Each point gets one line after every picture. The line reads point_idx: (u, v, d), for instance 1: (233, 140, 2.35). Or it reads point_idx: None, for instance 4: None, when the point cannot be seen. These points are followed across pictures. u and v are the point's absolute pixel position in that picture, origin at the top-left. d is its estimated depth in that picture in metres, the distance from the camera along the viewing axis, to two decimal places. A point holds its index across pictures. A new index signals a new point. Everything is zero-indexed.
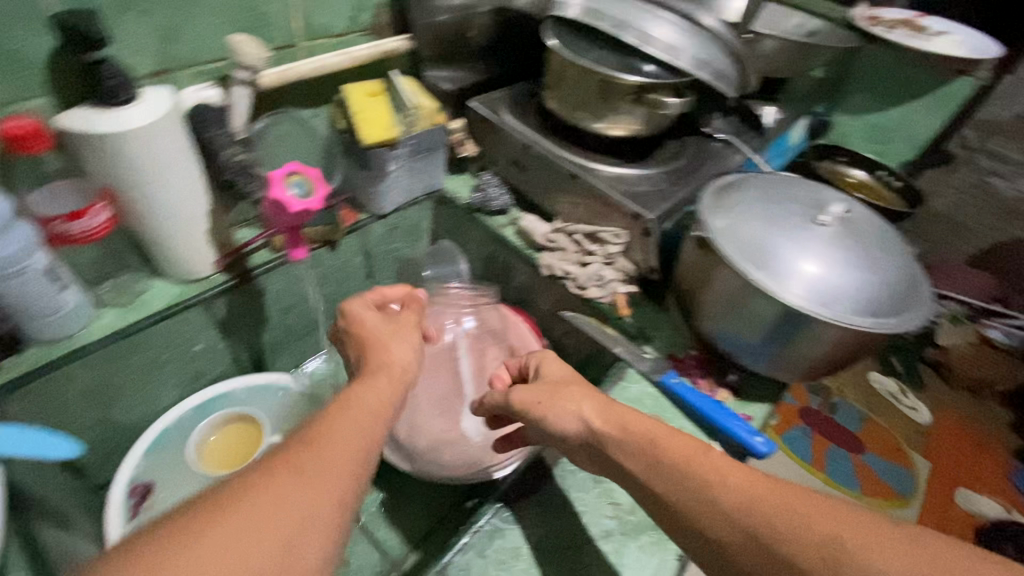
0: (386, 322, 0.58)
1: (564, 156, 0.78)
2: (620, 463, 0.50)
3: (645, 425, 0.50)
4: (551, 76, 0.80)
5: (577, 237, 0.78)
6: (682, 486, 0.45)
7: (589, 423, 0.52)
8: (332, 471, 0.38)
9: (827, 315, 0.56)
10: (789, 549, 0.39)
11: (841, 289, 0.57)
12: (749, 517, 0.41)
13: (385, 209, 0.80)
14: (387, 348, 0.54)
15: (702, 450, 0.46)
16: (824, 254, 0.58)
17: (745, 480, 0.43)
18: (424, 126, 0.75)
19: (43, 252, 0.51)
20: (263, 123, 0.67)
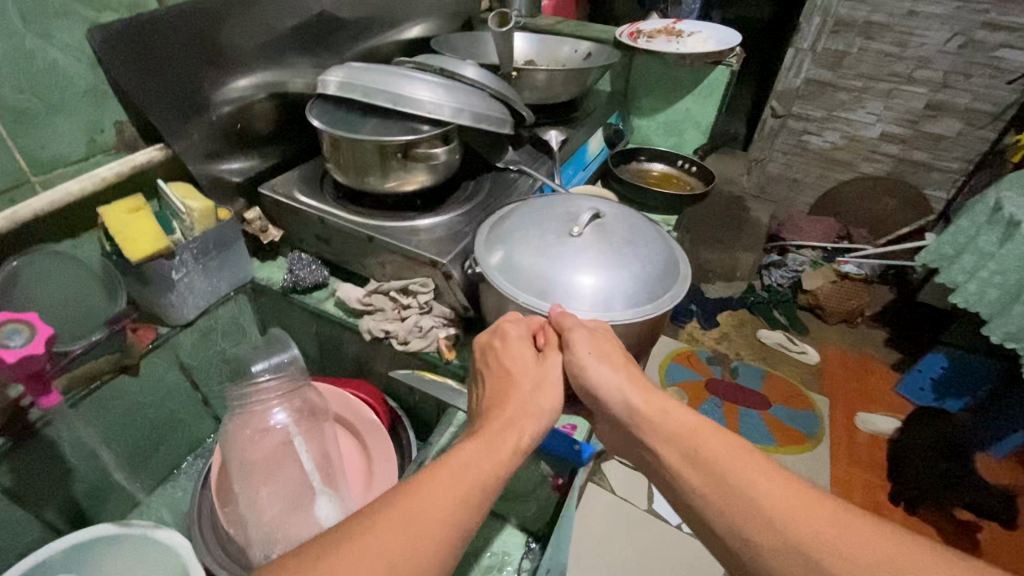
0: (533, 365, 0.59)
1: (359, 221, 0.79)
2: (654, 445, 0.52)
3: (692, 421, 0.52)
4: (326, 148, 0.81)
5: (392, 294, 0.79)
6: (724, 485, 0.46)
7: (636, 410, 0.55)
8: (442, 508, 0.42)
9: (596, 319, 0.60)
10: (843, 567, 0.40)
11: (603, 291, 0.61)
12: (800, 535, 0.42)
13: (186, 316, 0.77)
14: (515, 396, 0.56)
15: (748, 452, 0.48)
16: (583, 261, 0.62)
17: (798, 497, 0.44)
18: (206, 226, 0.74)
19: None
20: (13, 265, 0.62)
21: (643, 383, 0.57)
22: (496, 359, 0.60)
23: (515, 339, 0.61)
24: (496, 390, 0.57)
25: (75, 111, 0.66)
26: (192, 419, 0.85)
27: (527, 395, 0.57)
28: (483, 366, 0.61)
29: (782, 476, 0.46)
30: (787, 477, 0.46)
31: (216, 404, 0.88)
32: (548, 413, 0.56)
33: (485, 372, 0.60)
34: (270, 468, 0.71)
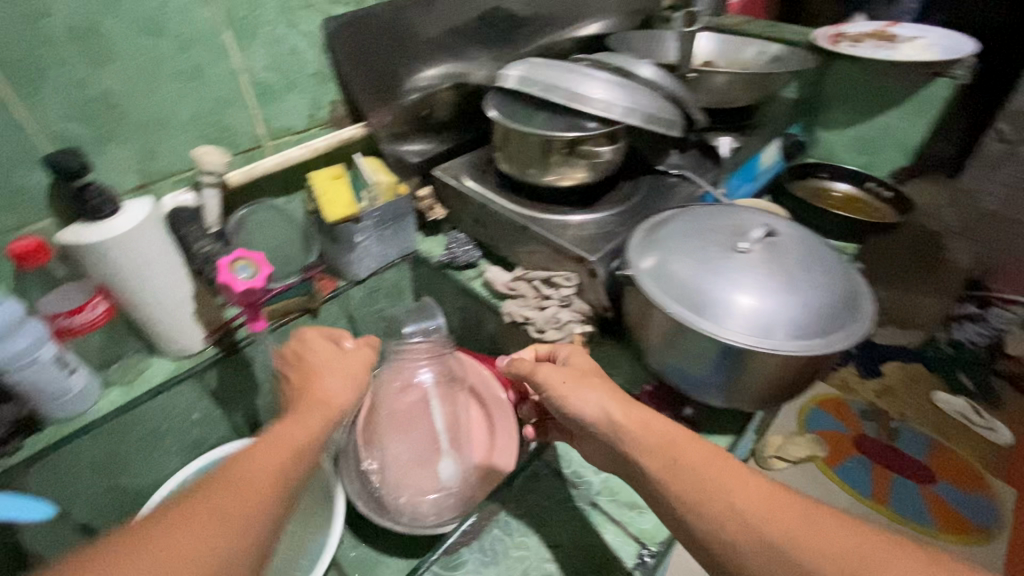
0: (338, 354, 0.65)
1: (514, 210, 0.83)
2: (636, 456, 0.54)
3: (670, 431, 0.54)
4: (498, 138, 0.86)
5: (535, 283, 0.81)
6: (701, 488, 0.50)
7: (609, 416, 0.56)
8: (248, 494, 0.44)
9: (751, 343, 0.56)
10: (817, 562, 0.44)
11: (766, 316, 0.56)
12: (779, 535, 0.46)
13: (361, 274, 0.87)
14: (324, 376, 0.62)
15: (717, 455, 0.52)
16: (747, 280, 0.58)
17: (775, 503, 0.48)
18: (387, 200, 0.84)
19: (52, 343, 0.61)
20: (242, 212, 0.77)
21: (621, 398, 0.58)
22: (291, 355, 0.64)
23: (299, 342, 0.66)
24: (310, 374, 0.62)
25: (303, 90, 0.78)
26: None
27: (318, 394, 0.59)
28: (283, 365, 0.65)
29: (763, 487, 0.50)
30: (761, 484, 0.50)
31: None
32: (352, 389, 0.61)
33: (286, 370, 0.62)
34: (407, 421, 0.80)
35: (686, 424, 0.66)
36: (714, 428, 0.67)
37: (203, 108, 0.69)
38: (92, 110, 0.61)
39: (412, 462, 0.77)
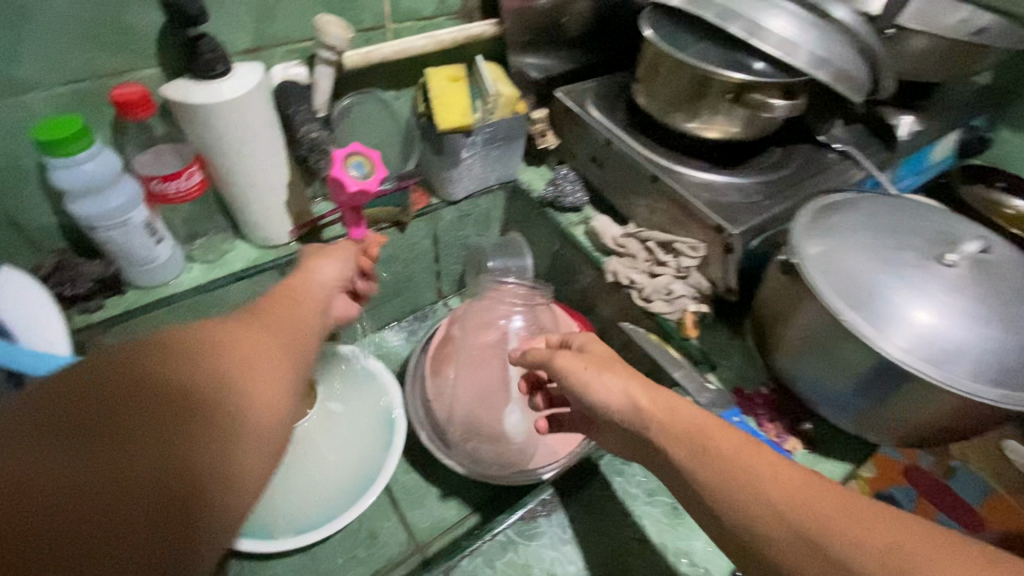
0: (326, 245, 0.60)
1: (646, 155, 0.72)
2: (664, 446, 0.44)
3: (698, 415, 0.44)
4: (643, 68, 0.74)
5: (650, 244, 0.71)
6: (728, 475, 0.40)
7: (634, 402, 0.46)
8: (285, 321, 0.41)
9: (937, 376, 0.46)
10: (850, 556, 0.34)
11: (965, 347, 0.46)
12: (805, 521, 0.37)
13: (456, 195, 0.80)
14: (315, 260, 0.55)
15: (753, 445, 0.41)
16: (946, 301, 0.48)
17: (811, 490, 0.38)
18: (503, 115, 0.74)
19: (143, 207, 0.57)
20: (346, 102, 0.69)
21: (648, 385, 0.48)
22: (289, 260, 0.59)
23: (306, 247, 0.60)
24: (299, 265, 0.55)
25: None
26: (423, 287, 0.91)
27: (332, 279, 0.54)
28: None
29: (795, 473, 0.40)
30: (785, 465, 0.40)
31: (444, 281, 0.94)
32: (335, 272, 0.55)
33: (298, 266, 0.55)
34: (478, 361, 0.75)
35: (801, 439, 0.59)
36: (833, 452, 0.59)
37: None
38: None
39: (479, 405, 0.73)
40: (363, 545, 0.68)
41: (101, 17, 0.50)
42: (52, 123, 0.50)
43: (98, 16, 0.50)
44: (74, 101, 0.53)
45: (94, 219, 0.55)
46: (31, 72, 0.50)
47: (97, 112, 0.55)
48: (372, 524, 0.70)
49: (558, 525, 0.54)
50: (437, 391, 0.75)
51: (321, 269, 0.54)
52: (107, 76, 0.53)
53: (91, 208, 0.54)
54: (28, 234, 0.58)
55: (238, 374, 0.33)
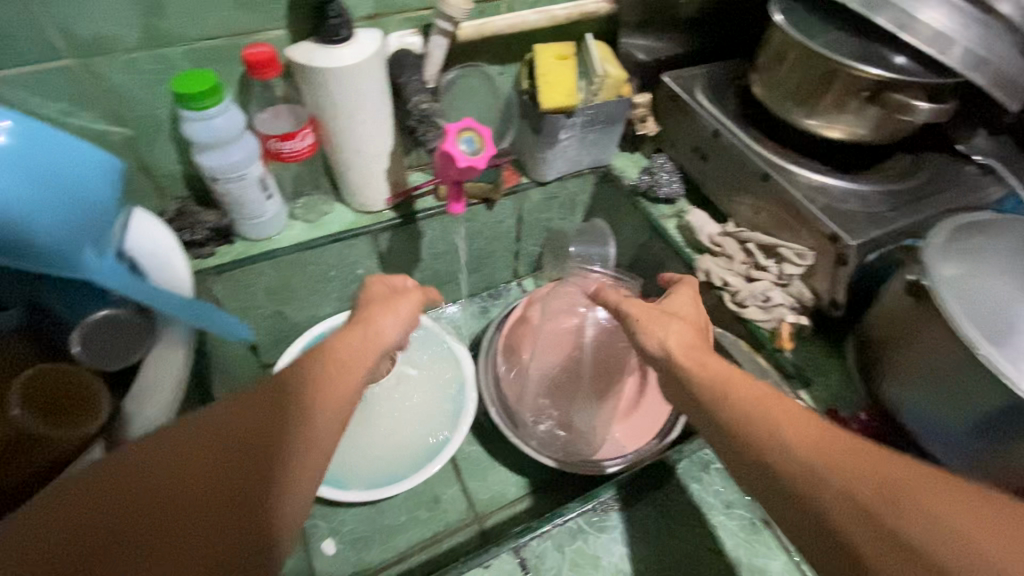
0: (389, 291, 0.52)
1: (758, 151, 0.67)
2: (694, 392, 0.45)
3: (726, 369, 0.45)
4: (765, 57, 0.69)
5: (750, 246, 0.68)
6: (745, 412, 0.41)
7: (672, 353, 0.48)
8: (294, 396, 0.39)
9: None
10: (848, 484, 0.35)
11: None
12: (812, 454, 0.37)
13: (547, 176, 0.78)
14: (369, 315, 0.48)
15: (776, 396, 0.42)
16: None
17: (820, 431, 0.38)
18: (607, 98, 0.71)
19: (259, 163, 0.60)
20: (452, 74, 0.69)
21: (699, 338, 0.50)
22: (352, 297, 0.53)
23: (371, 282, 0.53)
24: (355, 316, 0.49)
25: None
26: (500, 265, 0.91)
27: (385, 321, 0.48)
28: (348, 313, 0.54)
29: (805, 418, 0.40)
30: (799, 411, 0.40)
31: (521, 262, 0.93)
32: (403, 329, 0.49)
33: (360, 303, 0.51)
34: (553, 345, 0.74)
35: None
36: None
37: None
38: None
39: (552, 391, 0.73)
40: (425, 507, 0.71)
41: None
42: (188, 77, 0.53)
43: None
44: (209, 58, 0.56)
45: (217, 171, 0.58)
46: (176, 27, 0.52)
47: (228, 70, 0.57)
48: (435, 489, 0.72)
49: (630, 523, 0.50)
50: (510, 370, 0.75)
51: (380, 328, 0.47)
52: (240, 35, 0.55)
53: (215, 160, 0.58)
54: (157, 179, 0.62)
55: (223, 494, 0.33)
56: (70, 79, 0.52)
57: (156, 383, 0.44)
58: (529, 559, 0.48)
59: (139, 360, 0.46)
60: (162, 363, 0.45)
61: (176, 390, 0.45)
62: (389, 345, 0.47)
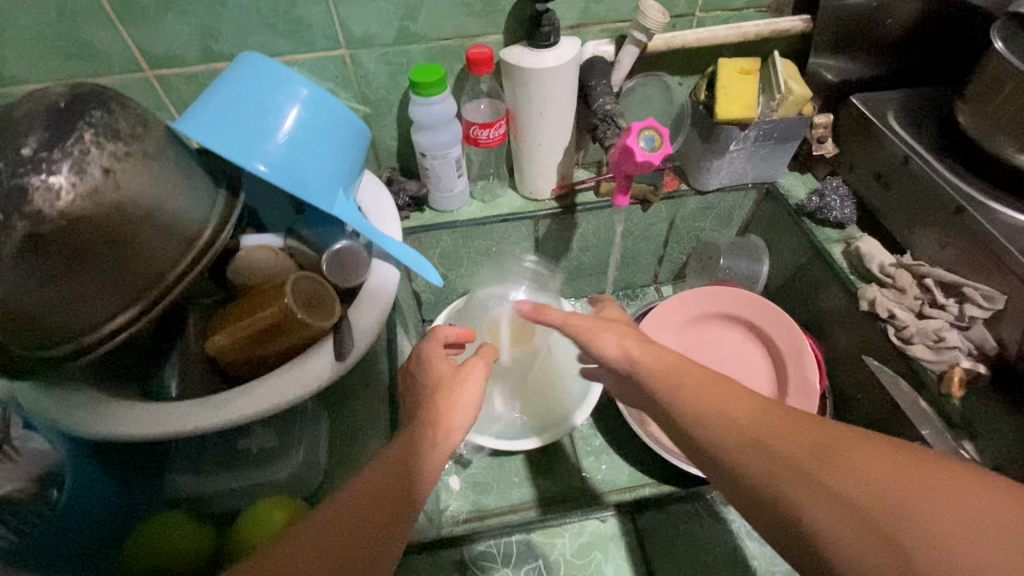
0: (448, 372, 0.51)
1: (955, 184, 0.63)
2: (658, 397, 0.47)
3: (674, 356, 0.49)
4: (978, 84, 0.64)
5: (928, 282, 0.64)
6: (707, 414, 0.43)
7: (627, 352, 0.50)
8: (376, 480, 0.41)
9: None
10: (787, 453, 0.39)
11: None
12: (755, 430, 0.41)
13: (709, 185, 0.80)
14: (434, 403, 0.48)
15: (715, 378, 0.46)
16: None
17: (760, 411, 0.42)
18: (786, 115, 0.71)
19: (459, 146, 0.71)
20: (634, 83, 0.75)
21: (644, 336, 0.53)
22: (415, 377, 0.53)
23: (433, 358, 0.53)
24: (423, 398, 0.50)
25: None
26: (643, 267, 0.95)
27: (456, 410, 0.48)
28: (407, 386, 0.54)
29: (736, 398, 0.44)
30: (744, 395, 0.44)
31: (663, 268, 0.96)
32: (472, 414, 0.49)
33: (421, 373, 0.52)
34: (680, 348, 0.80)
35: None
36: None
37: None
38: None
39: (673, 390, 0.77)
40: (541, 472, 0.76)
41: None
42: (422, 69, 0.64)
43: None
44: (440, 55, 0.68)
45: (427, 148, 0.70)
46: (422, 28, 0.65)
47: (451, 66, 0.69)
48: (552, 458, 0.77)
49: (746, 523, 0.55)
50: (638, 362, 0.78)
51: (445, 424, 0.47)
52: (467, 37, 0.67)
53: (427, 139, 0.70)
54: (378, 151, 0.77)
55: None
56: (340, 65, 0.67)
57: (373, 301, 0.55)
58: (643, 526, 0.55)
59: (359, 284, 0.58)
60: (380, 287, 0.57)
61: (386, 309, 0.56)
62: (455, 443, 0.47)
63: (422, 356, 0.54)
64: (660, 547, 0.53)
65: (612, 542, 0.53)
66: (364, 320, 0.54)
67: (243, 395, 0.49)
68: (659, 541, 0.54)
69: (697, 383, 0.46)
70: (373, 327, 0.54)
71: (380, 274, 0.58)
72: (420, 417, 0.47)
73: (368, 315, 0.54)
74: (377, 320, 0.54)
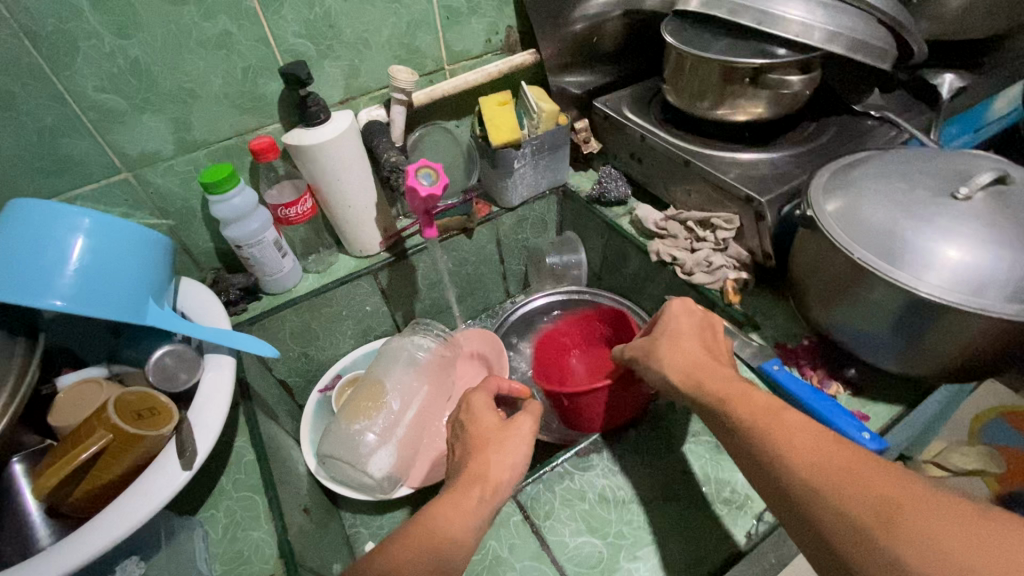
0: (498, 424, 0.54)
1: (680, 144, 0.79)
2: (742, 436, 0.46)
3: (766, 396, 0.47)
4: (670, 70, 0.81)
5: (690, 224, 0.78)
6: (764, 435, 0.44)
7: (672, 375, 0.53)
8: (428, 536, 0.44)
9: (976, 306, 0.48)
10: (853, 506, 0.38)
11: (1002, 280, 0.48)
12: (822, 466, 0.40)
13: (512, 202, 0.92)
14: (486, 457, 0.50)
15: (777, 408, 0.46)
16: (972, 234, 0.50)
17: (822, 445, 0.42)
18: (547, 128, 0.84)
19: (272, 229, 0.74)
20: (417, 134, 0.85)
21: (714, 352, 0.55)
22: (461, 425, 0.55)
23: (481, 410, 0.56)
24: (469, 452, 0.52)
25: (484, 15, 0.81)
26: (492, 287, 1.04)
27: (497, 482, 0.49)
28: (453, 433, 0.57)
29: (810, 429, 0.43)
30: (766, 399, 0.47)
31: (510, 281, 1.06)
32: (517, 469, 0.51)
33: (455, 441, 0.55)
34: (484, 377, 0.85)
35: (844, 385, 0.62)
36: (877, 396, 0.61)
37: (399, 31, 0.75)
38: (315, 27, 0.69)
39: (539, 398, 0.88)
40: None
41: (240, 90, 0.69)
42: (211, 170, 0.68)
43: (238, 90, 0.69)
44: (225, 154, 0.72)
45: (239, 241, 0.72)
46: (198, 135, 0.69)
47: (240, 160, 0.74)
48: None
49: (609, 461, 0.59)
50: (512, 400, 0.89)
51: (493, 480, 0.49)
52: (246, 132, 0.72)
53: (236, 233, 0.72)
54: (196, 257, 0.78)
55: None
56: (126, 188, 0.68)
57: (213, 396, 0.56)
58: (526, 502, 0.56)
59: (192, 384, 0.58)
60: (219, 378, 0.58)
61: (225, 402, 0.57)
62: (503, 497, 0.49)
63: (469, 406, 0.57)
64: (546, 513, 0.55)
65: (503, 527, 0.54)
66: (206, 420, 0.54)
67: (90, 529, 0.47)
68: (544, 507, 0.55)
69: (717, 373, 0.51)
70: (218, 423, 0.55)
71: (215, 365, 0.59)
72: (468, 473, 0.49)
73: (211, 414, 0.55)
74: (219, 415, 0.55)
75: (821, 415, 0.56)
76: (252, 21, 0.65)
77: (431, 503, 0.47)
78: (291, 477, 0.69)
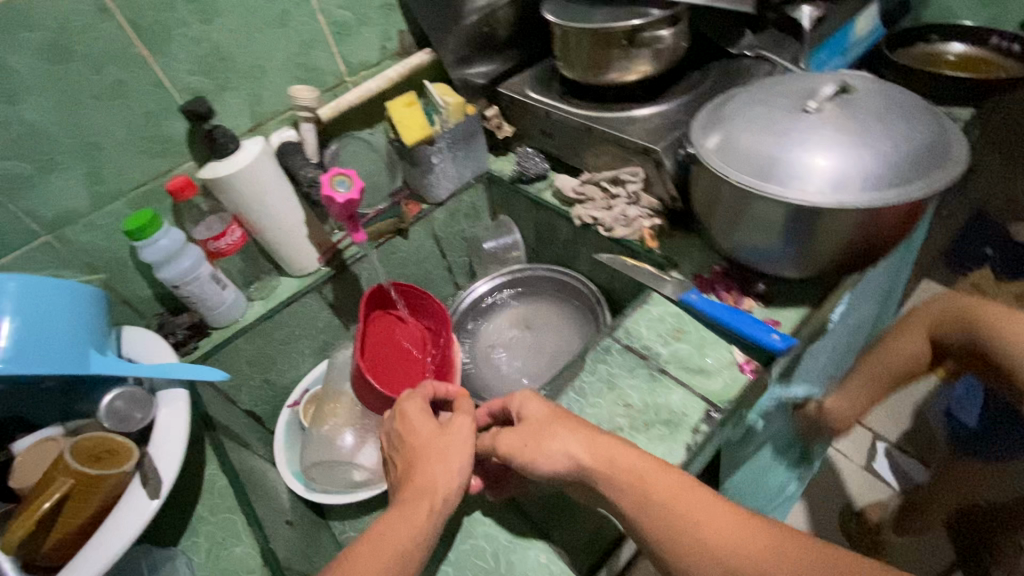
0: (436, 430, 0.57)
1: (578, 112, 0.84)
2: (655, 525, 0.48)
3: (669, 474, 0.50)
4: (558, 48, 0.85)
5: (603, 184, 0.83)
6: (680, 526, 0.47)
7: (578, 460, 0.52)
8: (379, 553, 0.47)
9: (842, 202, 0.54)
10: None
11: (857, 174, 0.54)
12: (736, 552, 0.45)
13: (440, 197, 0.95)
14: (428, 469, 0.53)
15: (688, 485, 0.49)
16: (829, 139, 0.56)
17: (736, 530, 0.46)
18: (458, 119, 0.88)
19: (207, 264, 0.76)
20: (334, 147, 0.87)
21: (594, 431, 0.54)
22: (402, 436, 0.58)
23: (418, 421, 0.58)
24: (412, 461, 0.55)
25: (372, 24, 0.85)
26: (440, 282, 1.07)
27: (447, 490, 0.53)
28: (393, 443, 0.60)
29: (715, 505, 0.48)
30: (672, 481, 0.49)
31: (457, 273, 1.10)
32: (462, 473, 0.54)
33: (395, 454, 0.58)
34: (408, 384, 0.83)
35: (756, 298, 0.68)
36: (788, 303, 0.68)
37: (292, 52, 0.78)
38: (208, 62, 0.71)
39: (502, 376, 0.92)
40: None
41: (145, 135, 0.70)
42: (133, 217, 0.69)
43: (143, 135, 0.70)
44: (144, 199, 0.74)
45: (175, 281, 0.73)
46: (112, 186, 0.71)
47: (160, 202, 0.75)
48: None
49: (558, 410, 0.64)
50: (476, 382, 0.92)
51: (441, 489, 0.52)
52: (161, 175, 0.74)
53: (170, 274, 0.73)
54: (137, 306, 0.79)
55: None
56: (50, 251, 0.69)
57: (172, 428, 0.58)
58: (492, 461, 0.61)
59: (149, 421, 0.59)
60: (175, 411, 0.60)
61: (184, 431, 0.59)
62: (455, 502, 0.53)
63: (405, 414, 0.59)
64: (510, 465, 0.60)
65: None
66: (169, 453, 0.56)
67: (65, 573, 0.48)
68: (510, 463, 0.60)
69: (618, 453, 0.51)
70: (179, 456, 0.57)
71: (169, 399, 0.61)
72: (416, 485, 0.52)
73: (171, 447, 0.57)
74: (179, 446, 0.57)
75: (735, 327, 0.63)
76: (143, 66, 0.67)
77: (381, 518, 0.50)
78: (267, 493, 0.71)
